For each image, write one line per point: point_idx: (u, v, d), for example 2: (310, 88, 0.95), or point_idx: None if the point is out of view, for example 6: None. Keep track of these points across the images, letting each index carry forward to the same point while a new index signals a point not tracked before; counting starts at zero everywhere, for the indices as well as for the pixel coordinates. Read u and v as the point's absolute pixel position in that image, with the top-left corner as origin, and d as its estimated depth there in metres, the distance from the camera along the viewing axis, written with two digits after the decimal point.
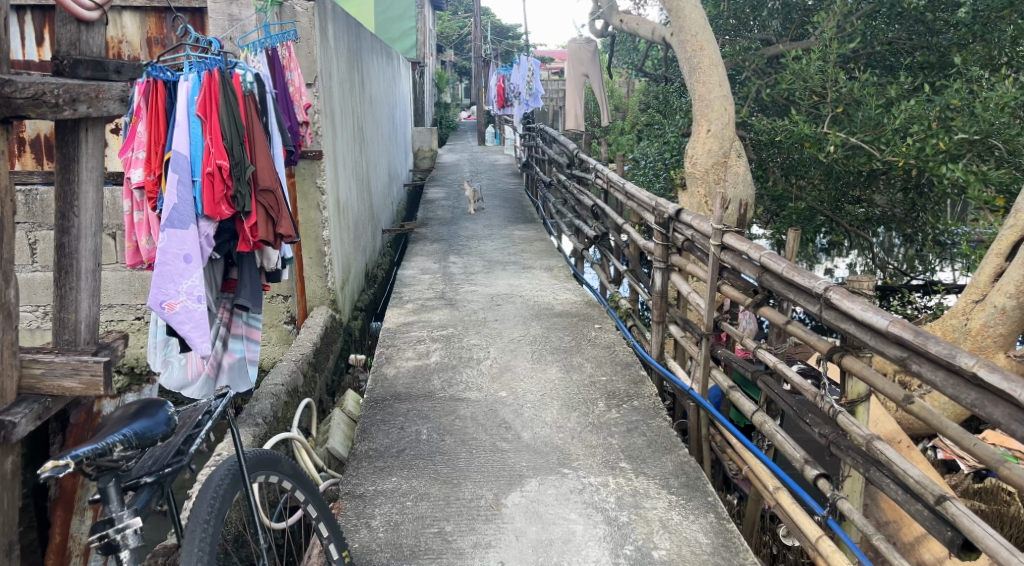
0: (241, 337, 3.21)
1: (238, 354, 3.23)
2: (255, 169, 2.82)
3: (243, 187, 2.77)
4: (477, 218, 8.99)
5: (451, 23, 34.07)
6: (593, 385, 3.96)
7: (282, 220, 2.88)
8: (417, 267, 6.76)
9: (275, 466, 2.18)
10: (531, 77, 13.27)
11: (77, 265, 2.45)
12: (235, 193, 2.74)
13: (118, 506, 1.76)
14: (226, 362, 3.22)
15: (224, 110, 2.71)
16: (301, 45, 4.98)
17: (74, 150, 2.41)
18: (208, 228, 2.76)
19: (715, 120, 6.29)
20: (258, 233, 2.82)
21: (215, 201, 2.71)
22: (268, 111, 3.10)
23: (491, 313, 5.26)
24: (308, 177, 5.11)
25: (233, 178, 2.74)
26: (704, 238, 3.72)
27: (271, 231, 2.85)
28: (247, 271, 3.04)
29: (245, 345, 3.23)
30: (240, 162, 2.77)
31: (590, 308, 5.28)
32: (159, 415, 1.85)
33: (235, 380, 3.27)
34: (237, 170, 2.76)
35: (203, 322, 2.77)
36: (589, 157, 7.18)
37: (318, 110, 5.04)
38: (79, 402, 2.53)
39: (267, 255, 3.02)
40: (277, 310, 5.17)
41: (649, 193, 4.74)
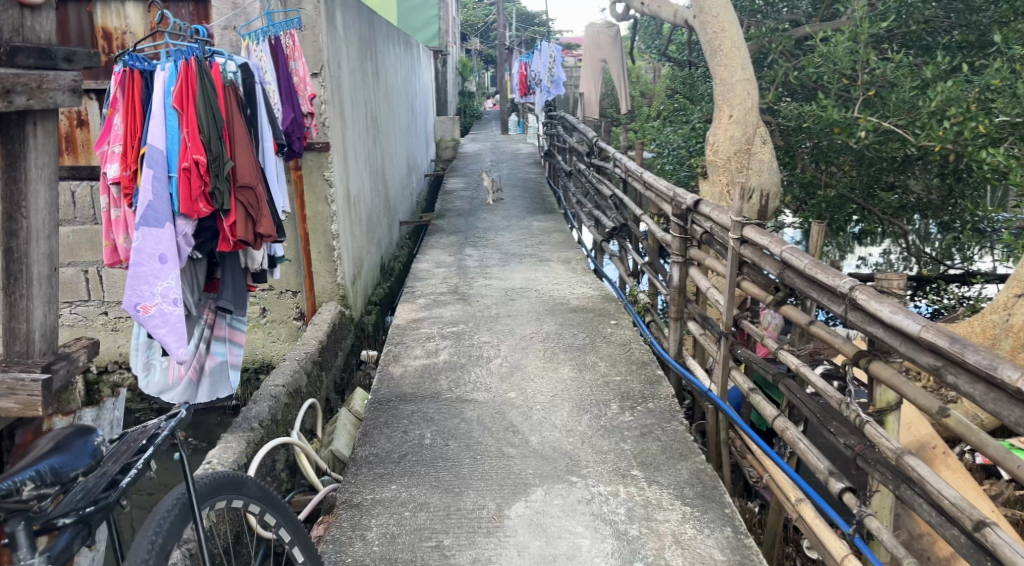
0: (223, 339, 3.09)
1: (220, 357, 3.11)
2: (235, 165, 2.66)
3: (222, 183, 2.62)
4: (495, 209, 8.82)
5: (475, 11, 33.80)
6: (606, 386, 3.78)
7: (262, 218, 2.70)
8: (431, 260, 6.60)
9: (239, 488, 2.09)
10: (553, 64, 13.01)
11: (28, 270, 2.36)
12: (213, 189, 2.59)
13: (28, 553, 1.70)
14: (208, 366, 3.10)
15: (202, 101, 2.56)
16: (306, 34, 4.83)
17: (20, 144, 2.30)
18: (186, 226, 2.62)
19: (738, 106, 6.03)
20: (237, 233, 2.66)
21: (192, 199, 2.56)
22: (256, 104, 2.95)
23: (504, 309, 5.09)
24: (315, 169, 4.97)
25: (212, 173, 2.59)
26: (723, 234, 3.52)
27: (251, 231, 2.68)
28: (228, 270, 2.97)
29: (227, 348, 3.10)
30: (219, 157, 2.62)
31: (607, 302, 5.09)
32: (82, 450, 1.83)
33: (215, 387, 3.14)
34: (216, 165, 2.60)
35: (179, 326, 2.63)
36: (608, 145, 6.97)
37: (325, 100, 4.90)
38: (28, 421, 2.39)
39: (252, 256, 2.88)
40: (286, 307, 5.10)
41: (667, 183, 4.53)
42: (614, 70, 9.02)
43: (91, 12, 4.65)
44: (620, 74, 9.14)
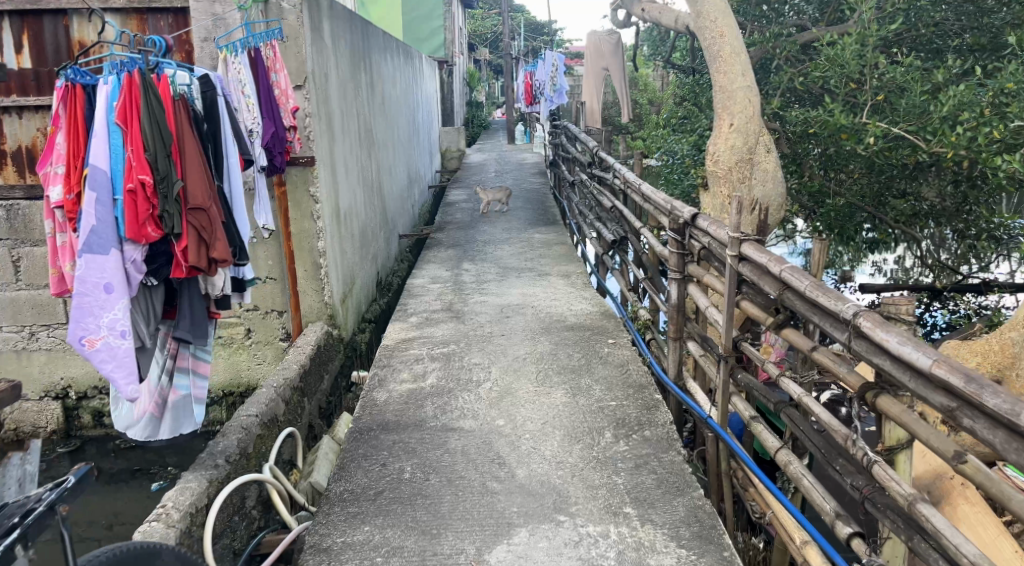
0: (187, 371, 2.93)
1: (184, 391, 2.95)
2: (185, 185, 2.56)
3: (171, 205, 2.51)
4: (496, 221, 8.63)
5: (483, 21, 33.74)
6: (600, 411, 3.55)
7: (217, 242, 2.60)
8: (427, 275, 6.40)
9: (150, 558, 2.23)
10: (556, 72, 12.82)
11: None
12: (161, 212, 2.49)
13: None
14: (170, 400, 2.94)
15: (145, 116, 2.47)
16: (289, 44, 4.65)
17: None
18: (134, 253, 2.51)
19: (739, 114, 5.81)
20: (190, 258, 2.54)
21: (138, 222, 2.47)
22: (216, 119, 2.83)
23: (498, 327, 4.88)
24: (300, 185, 4.79)
25: (160, 195, 2.49)
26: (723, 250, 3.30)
27: (204, 256, 2.57)
28: (187, 297, 2.73)
29: (192, 381, 2.94)
30: (168, 177, 2.51)
31: (605, 320, 4.88)
32: None
33: (179, 423, 2.97)
34: (164, 186, 2.50)
35: (127, 361, 2.52)
36: (608, 155, 6.77)
37: (309, 113, 4.72)
38: None
39: (213, 281, 2.70)
40: (272, 326, 4.94)
41: (665, 196, 4.31)
42: (615, 79, 8.83)
43: (68, 26, 4.37)
44: (622, 83, 8.95)
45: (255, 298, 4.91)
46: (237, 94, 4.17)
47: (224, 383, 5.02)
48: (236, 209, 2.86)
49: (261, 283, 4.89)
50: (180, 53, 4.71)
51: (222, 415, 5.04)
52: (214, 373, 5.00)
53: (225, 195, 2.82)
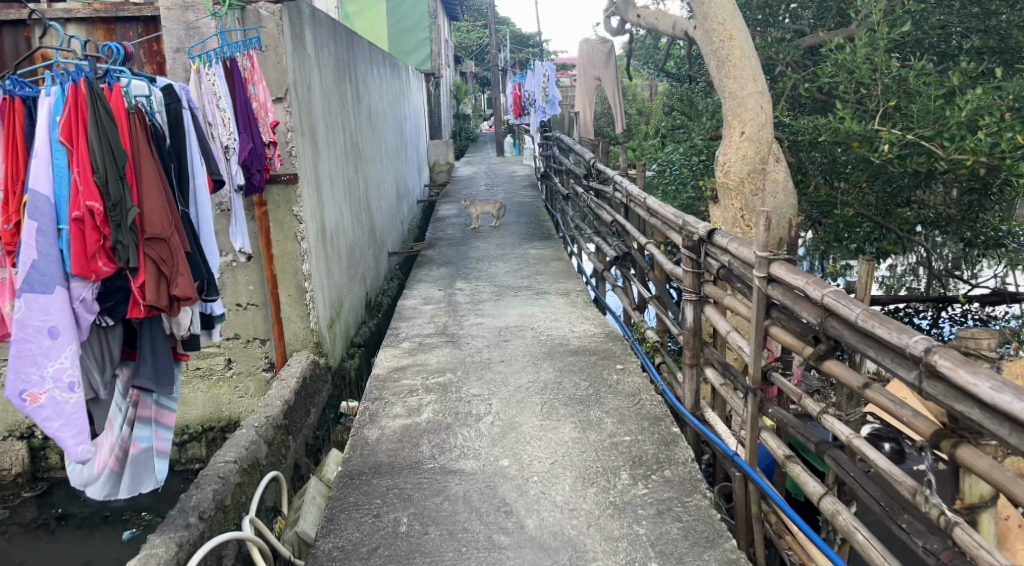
0: (149, 421, 2.64)
1: (144, 444, 2.65)
2: (142, 212, 2.30)
3: (125, 235, 2.24)
4: (489, 236, 8.33)
5: (469, 33, 33.54)
6: (614, 449, 3.24)
7: (178, 277, 2.33)
8: (419, 296, 6.09)
9: None
10: (547, 83, 12.54)
11: None
12: (113, 243, 2.23)
13: None
14: (131, 454, 2.63)
15: (93, 133, 2.21)
16: (268, 54, 4.35)
17: None
18: (82, 290, 2.25)
19: (748, 122, 5.53)
20: (147, 296, 2.27)
21: (87, 256, 2.20)
22: (179, 135, 2.57)
23: (497, 352, 4.56)
24: (283, 205, 4.47)
25: (112, 224, 2.23)
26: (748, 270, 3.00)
27: (163, 294, 2.30)
28: (148, 338, 2.42)
29: (154, 432, 2.65)
30: (122, 202, 2.24)
31: (611, 343, 4.58)
32: None
33: (140, 480, 2.67)
34: (117, 214, 2.24)
35: (75, 419, 2.23)
36: (606, 167, 6.50)
37: (290, 128, 4.41)
38: None
39: (177, 321, 2.43)
40: (255, 356, 4.63)
41: (675, 210, 4.02)
42: (608, 89, 8.57)
43: (29, 38, 4.07)
44: (615, 93, 8.69)
45: (236, 325, 4.59)
46: (211, 107, 3.88)
47: (203, 417, 4.68)
48: (203, 236, 2.60)
49: (243, 310, 4.57)
50: (151, 66, 4.39)
51: (202, 452, 4.70)
52: (193, 407, 4.66)
53: (190, 221, 2.55)
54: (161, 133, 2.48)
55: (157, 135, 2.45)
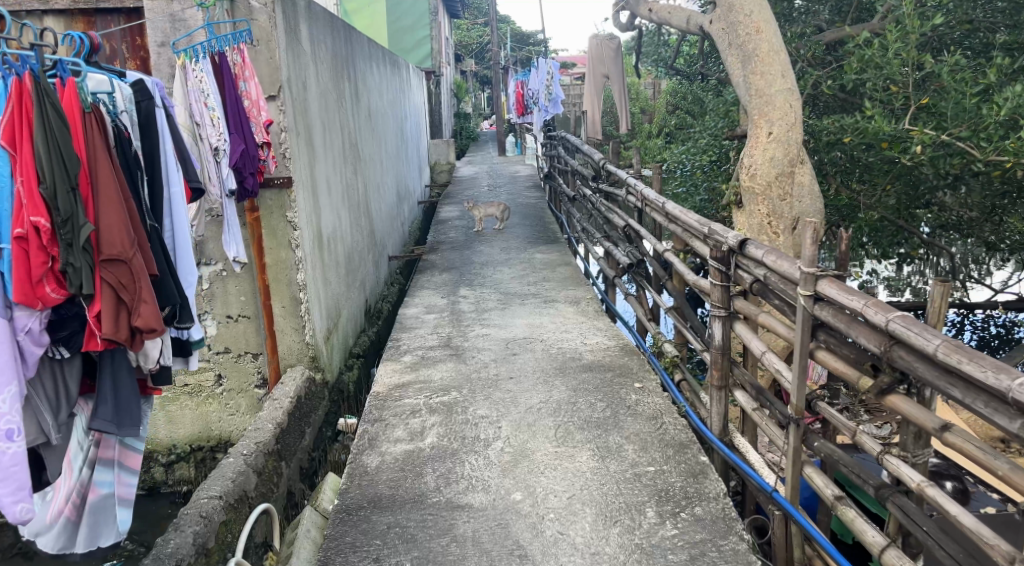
0: (111, 463, 2.38)
1: (105, 490, 2.40)
2: (99, 229, 2.01)
3: (77, 256, 1.95)
4: (492, 239, 8.04)
5: (469, 32, 33.20)
6: (637, 481, 2.96)
7: (140, 305, 2.04)
8: (421, 304, 5.80)
9: None
10: (551, 81, 12.20)
11: None
12: (63, 266, 1.93)
13: None
14: (89, 501, 2.39)
15: (39, 137, 1.92)
16: (260, 48, 4.04)
17: None
18: (28, 319, 1.96)
19: (777, 121, 4.85)
20: (103, 328, 1.99)
21: (31, 281, 1.92)
22: (148, 137, 2.29)
23: (505, 368, 4.27)
24: (276, 210, 4.18)
25: (61, 243, 1.94)
26: (792, 287, 2.69)
27: (122, 325, 2.02)
28: (110, 371, 2.12)
29: (116, 476, 2.39)
30: (73, 217, 1.95)
31: (626, 357, 4.29)
32: None
33: (99, 532, 2.42)
34: (68, 231, 1.95)
35: (13, 472, 1.98)
36: (617, 169, 6.21)
37: (284, 127, 4.10)
38: None
39: (145, 352, 2.14)
40: (246, 372, 4.34)
41: (698, 217, 3.72)
42: (616, 87, 8.26)
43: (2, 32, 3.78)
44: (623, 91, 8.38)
45: (226, 339, 4.30)
46: (199, 106, 3.60)
47: (192, 437, 4.39)
48: (176, 253, 2.34)
49: (234, 322, 4.28)
50: (134, 61, 4.10)
51: (190, 474, 4.36)
52: (181, 426, 4.38)
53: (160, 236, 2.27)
54: (128, 135, 2.21)
55: (124, 138, 2.18)
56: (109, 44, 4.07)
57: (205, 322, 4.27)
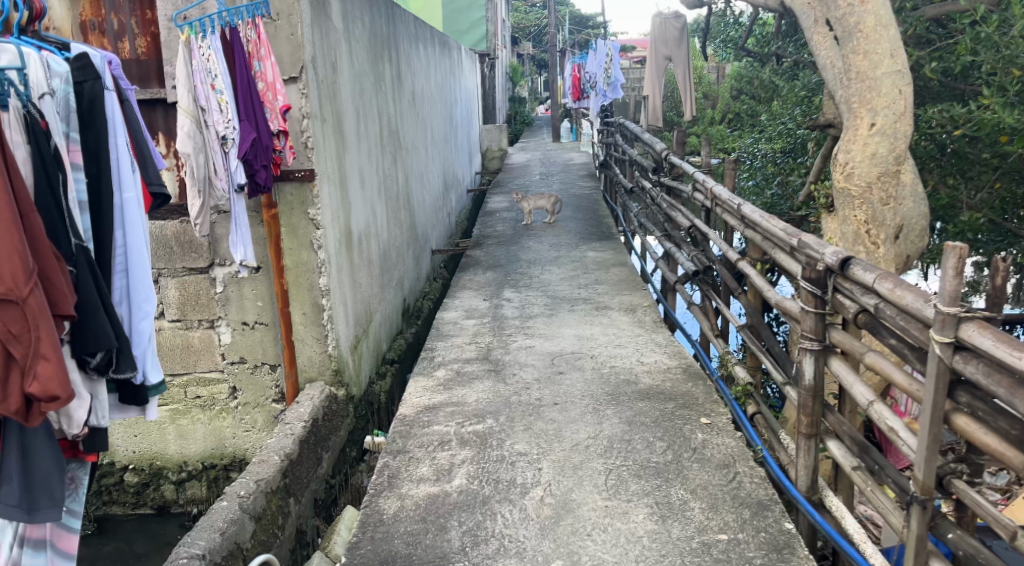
0: (43, 545, 2.03)
1: None
2: None
3: None
4: (543, 234, 7.52)
5: (526, 14, 32.52)
6: (706, 554, 2.43)
7: (38, 363, 1.68)
8: (461, 307, 5.31)
9: None
10: (610, 64, 11.49)
11: None
12: None
13: None
14: None
15: None
16: (279, 22, 3.55)
17: None
18: None
19: (882, 110, 3.72)
20: None
21: None
22: (87, 130, 1.98)
23: (549, 390, 3.75)
24: (297, 206, 3.71)
25: None
26: (921, 326, 2.09)
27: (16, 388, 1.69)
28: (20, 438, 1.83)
29: (49, 561, 2.04)
30: None
31: (690, 383, 3.73)
32: None
33: None
34: None
35: None
36: (681, 161, 5.59)
37: (307, 113, 3.61)
38: None
39: (70, 413, 1.87)
40: (264, 386, 3.87)
41: (785, 226, 3.11)
42: (679, 71, 7.56)
43: None
44: (687, 75, 7.67)
45: (242, 348, 3.84)
46: (205, 88, 3.20)
47: (204, 453, 3.94)
48: (125, 274, 2.06)
49: (251, 330, 3.82)
50: (145, 38, 3.64)
51: (202, 493, 3.92)
52: (193, 441, 3.92)
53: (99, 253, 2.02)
54: (48, 127, 1.87)
55: (40, 129, 1.84)
56: (117, 18, 3.62)
57: (219, 330, 3.82)
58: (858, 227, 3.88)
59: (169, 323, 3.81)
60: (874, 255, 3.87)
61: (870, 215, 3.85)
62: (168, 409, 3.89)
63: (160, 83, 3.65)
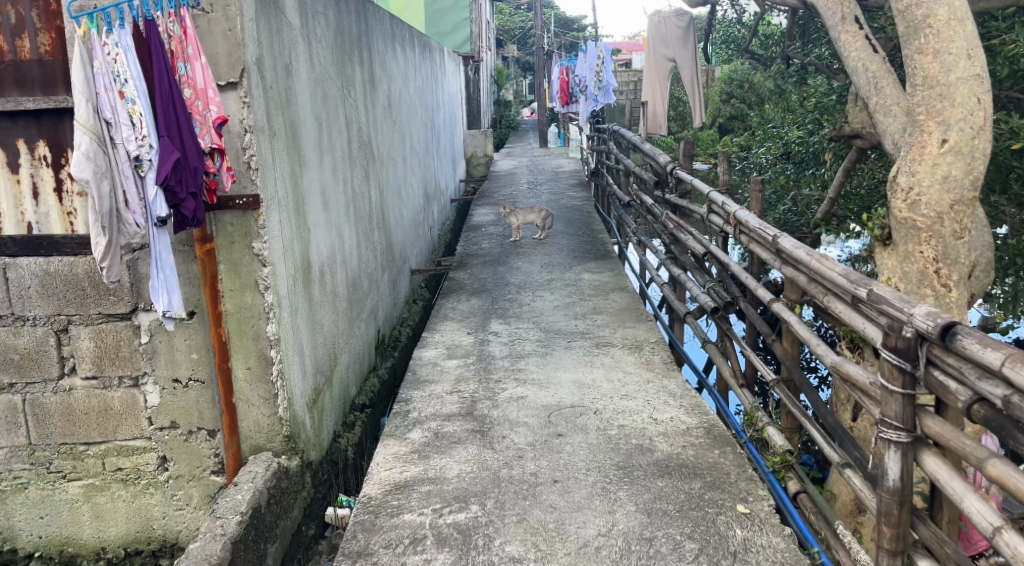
0: None
1: None
2: None
3: None
4: (533, 252, 6.87)
5: (512, 18, 31.99)
6: None
7: None
8: (442, 344, 4.65)
9: None
10: (602, 67, 10.84)
11: None
12: None
13: None
14: None
15: None
16: (214, 15, 2.87)
17: None
18: None
19: (957, 123, 3.14)
20: None
21: None
22: None
23: (545, 460, 3.11)
24: (238, 239, 3.03)
25: None
26: None
27: None
28: None
29: None
30: None
31: (717, 453, 3.10)
32: None
33: None
34: None
35: None
36: (688, 176, 4.98)
37: (250, 126, 2.93)
38: None
39: None
40: (201, 455, 3.18)
41: (845, 269, 2.48)
42: (686, 78, 6.95)
43: None
44: (693, 80, 7.07)
45: (173, 411, 3.14)
46: (112, 96, 2.53)
47: (127, 538, 3.25)
48: None
49: (184, 389, 3.13)
50: (50, 34, 2.95)
51: None
52: (113, 524, 3.24)
53: None
54: None
55: None
56: (15, 10, 2.94)
57: (145, 389, 3.12)
58: (924, 266, 3.27)
59: (83, 381, 3.12)
60: (945, 299, 3.28)
61: (940, 252, 3.25)
62: (82, 486, 3.20)
63: (69, 89, 2.97)
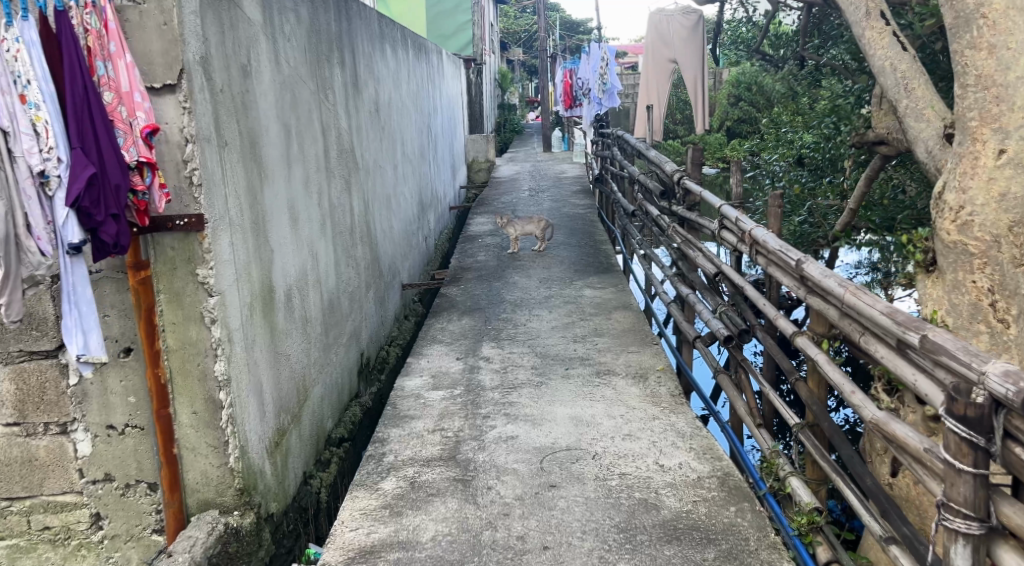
0: None
1: None
2: None
3: None
4: (532, 266, 6.47)
5: (516, 21, 31.63)
6: None
7: None
8: (427, 372, 4.24)
9: None
10: (606, 70, 10.40)
11: None
12: None
13: None
14: None
15: None
16: (148, 7, 2.48)
17: None
18: None
19: (1016, 130, 2.75)
20: None
21: None
22: None
23: (534, 518, 2.70)
24: (179, 265, 2.62)
25: None
26: None
27: None
28: None
29: None
30: None
31: (733, 512, 2.69)
32: None
33: None
34: None
35: None
36: (697, 187, 4.57)
37: (191, 135, 2.53)
38: None
39: None
40: (139, 512, 2.77)
41: (890, 307, 2.07)
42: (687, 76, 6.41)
43: None
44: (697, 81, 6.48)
45: (107, 462, 2.74)
46: (10, 100, 2.15)
47: None
48: None
49: (119, 437, 2.72)
50: None
51: None
52: None
53: None
54: None
55: None
56: None
57: (74, 437, 2.72)
58: (977, 298, 2.81)
59: (4, 429, 2.73)
60: (1004, 337, 2.76)
61: (997, 281, 2.76)
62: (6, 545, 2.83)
63: None
